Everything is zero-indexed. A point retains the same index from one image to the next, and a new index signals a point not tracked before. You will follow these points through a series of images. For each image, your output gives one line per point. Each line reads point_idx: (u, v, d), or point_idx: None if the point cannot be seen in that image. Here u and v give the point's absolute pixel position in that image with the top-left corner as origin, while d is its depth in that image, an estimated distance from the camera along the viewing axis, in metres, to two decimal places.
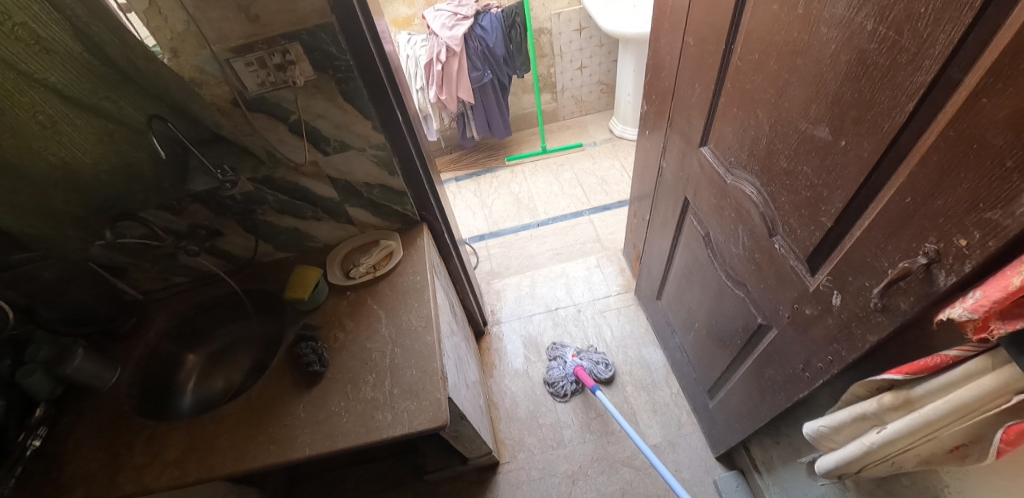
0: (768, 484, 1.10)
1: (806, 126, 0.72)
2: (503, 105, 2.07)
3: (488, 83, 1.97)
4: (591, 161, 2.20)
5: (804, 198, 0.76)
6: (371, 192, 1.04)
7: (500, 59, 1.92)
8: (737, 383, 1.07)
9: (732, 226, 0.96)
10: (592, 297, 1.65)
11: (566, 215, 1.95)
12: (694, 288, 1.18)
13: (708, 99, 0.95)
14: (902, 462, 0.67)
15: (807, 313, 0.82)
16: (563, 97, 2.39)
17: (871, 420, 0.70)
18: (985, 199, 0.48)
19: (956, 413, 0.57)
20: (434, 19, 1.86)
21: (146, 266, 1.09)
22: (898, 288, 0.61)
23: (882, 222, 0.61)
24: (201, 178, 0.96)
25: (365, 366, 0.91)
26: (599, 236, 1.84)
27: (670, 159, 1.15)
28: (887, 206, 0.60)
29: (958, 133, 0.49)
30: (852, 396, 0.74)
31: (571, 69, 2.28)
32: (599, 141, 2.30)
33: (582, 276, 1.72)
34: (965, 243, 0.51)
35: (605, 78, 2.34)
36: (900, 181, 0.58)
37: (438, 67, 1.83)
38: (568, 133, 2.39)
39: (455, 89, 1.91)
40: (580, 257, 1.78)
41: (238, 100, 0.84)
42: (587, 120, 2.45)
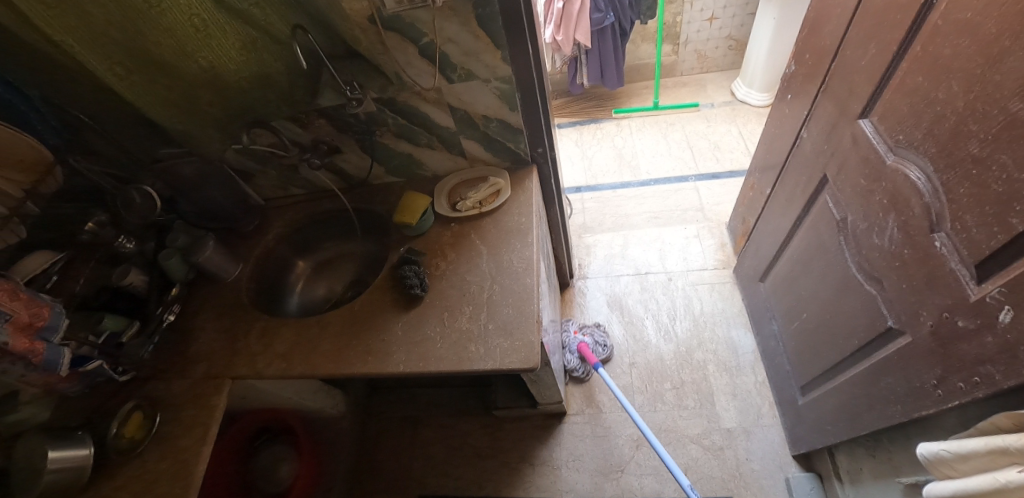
0: (849, 494, 1.05)
1: (1012, 106, 0.58)
2: (620, 53, 1.94)
3: (608, 27, 1.83)
4: (704, 123, 2.03)
5: (993, 193, 0.62)
6: (488, 126, 1.02)
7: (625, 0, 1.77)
8: (842, 383, 0.99)
9: (880, 213, 0.84)
10: (686, 268, 1.58)
11: (669, 179, 1.84)
12: (812, 276, 1.08)
13: (883, 62, 0.80)
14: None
15: (959, 326, 0.70)
16: (685, 50, 2.20)
17: (1012, 456, 0.60)
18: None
19: None
20: None
21: (272, 174, 1.17)
22: None
23: None
24: (330, 94, 0.97)
25: (464, 296, 0.93)
26: (702, 206, 1.73)
27: (815, 129, 1.02)
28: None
29: None
30: (991, 427, 0.65)
31: (699, 19, 2.08)
32: (717, 103, 2.11)
33: (678, 244, 1.64)
34: None
35: (736, 33, 2.11)
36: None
37: (557, 5, 1.76)
38: (683, 91, 2.21)
39: (573, 31, 1.81)
40: (679, 224, 1.69)
41: (375, 17, 0.82)
42: (706, 79, 2.25)
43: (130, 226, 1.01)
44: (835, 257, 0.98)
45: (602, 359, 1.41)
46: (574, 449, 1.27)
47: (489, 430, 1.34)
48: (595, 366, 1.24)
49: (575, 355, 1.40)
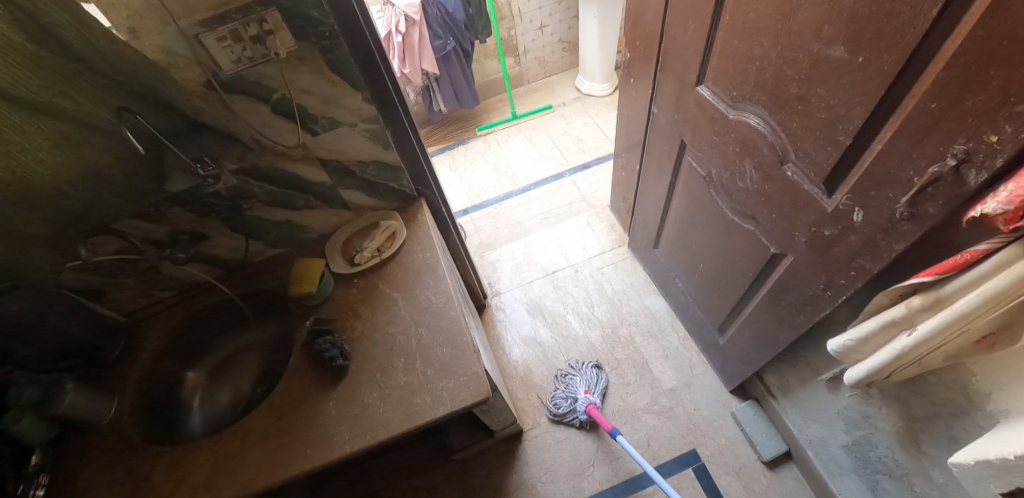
0: (786, 406, 1.18)
1: (816, 48, 0.71)
2: (468, 74, 2.00)
3: (452, 52, 1.89)
4: (563, 121, 2.18)
5: (819, 120, 0.75)
6: (365, 171, 0.97)
7: (461, 25, 1.83)
8: (750, 314, 1.11)
9: (738, 159, 0.96)
10: (588, 255, 1.66)
11: (547, 179, 1.93)
12: (698, 230, 1.19)
13: (703, 34, 0.92)
14: (931, 360, 0.73)
15: (827, 234, 0.82)
16: (526, 60, 2.34)
17: (899, 325, 0.74)
18: (1017, 93, 0.50)
19: (989, 302, 0.60)
20: None
21: (128, 282, 0.97)
22: (926, 195, 0.64)
23: (906, 133, 0.63)
24: (179, 179, 0.85)
25: (392, 351, 0.87)
26: (584, 196, 1.84)
27: (663, 103, 1.14)
28: (911, 116, 0.62)
29: (989, 32, 0.50)
30: (875, 307, 0.79)
31: (532, 29, 2.22)
32: (568, 101, 2.28)
33: (575, 236, 1.72)
34: (997, 139, 0.53)
35: (567, 36, 2.30)
36: (924, 88, 0.59)
37: (398, 39, 1.75)
38: (535, 96, 2.35)
39: (419, 62, 1.84)
40: (569, 218, 1.78)
41: (213, 82, 0.76)
42: (553, 82, 2.41)
43: None
44: (712, 207, 1.10)
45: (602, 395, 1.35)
46: (543, 462, 1.26)
47: (456, 477, 1.26)
48: (614, 433, 1.14)
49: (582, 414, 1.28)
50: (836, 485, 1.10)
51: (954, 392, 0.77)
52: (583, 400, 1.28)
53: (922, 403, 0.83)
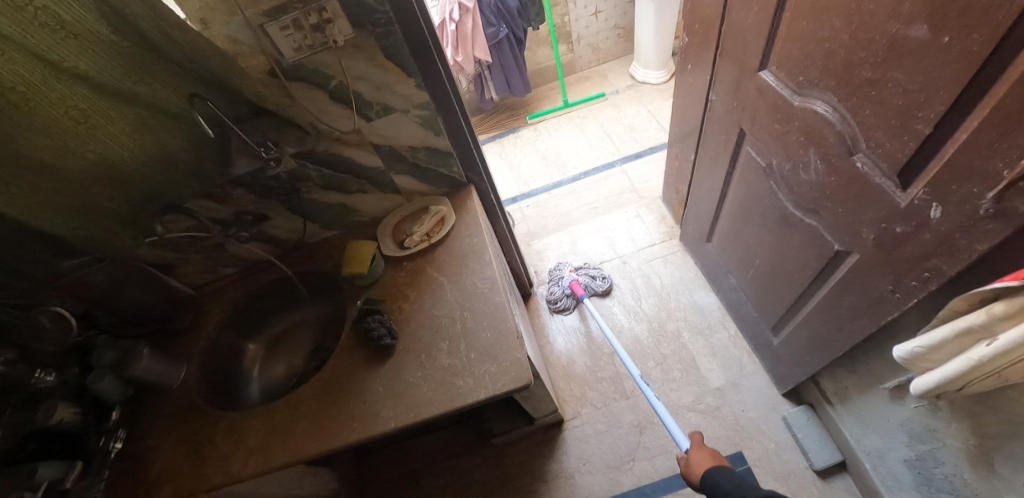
0: (842, 414, 1.11)
1: (894, 28, 0.65)
2: (519, 60, 1.99)
3: (504, 39, 1.88)
4: (615, 110, 2.12)
5: (894, 107, 0.70)
6: (416, 156, 0.99)
7: (513, 11, 1.83)
8: (809, 314, 1.04)
9: (801, 150, 0.90)
10: (636, 248, 1.62)
11: (597, 168, 1.90)
12: (753, 224, 1.14)
13: (768, 17, 0.86)
14: (1012, 373, 0.65)
15: (898, 232, 0.77)
16: (579, 46, 2.29)
17: (976, 333, 0.67)
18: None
19: None
20: None
21: (196, 259, 1.06)
22: (1016, 190, 0.57)
23: (995, 119, 0.56)
24: (244, 160, 0.92)
25: (436, 333, 0.89)
26: (635, 186, 1.79)
27: (721, 91, 1.08)
28: (1003, 104, 0.55)
29: None
30: (953, 311, 0.72)
31: (585, 15, 2.17)
32: (621, 89, 2.22)
33: (623, 227, 1.68)
34: None
35: (621, 21, 2.23)
36: (1020, 71, 0.52)
37: (451, 27, 1.76)
38: (587, 84, 2.30)
39: (471, 49, 1.84)
40: (618, 209, 1.74)
41: (276, 69, 0.80)
42: (605, 69, 2.35)
43: (44, 355, 0.88)
44: (768, 201, 1.04)
45: (601, 292, 1.53)
46: (581, 452, 1.25)
47: (492, 461, 1.29)
48: (582, 296, 1.41)
49: (567, 293, 1.52)
50: None
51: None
52: (567, 278, 1.52)
53: (996, 420, 0.76)
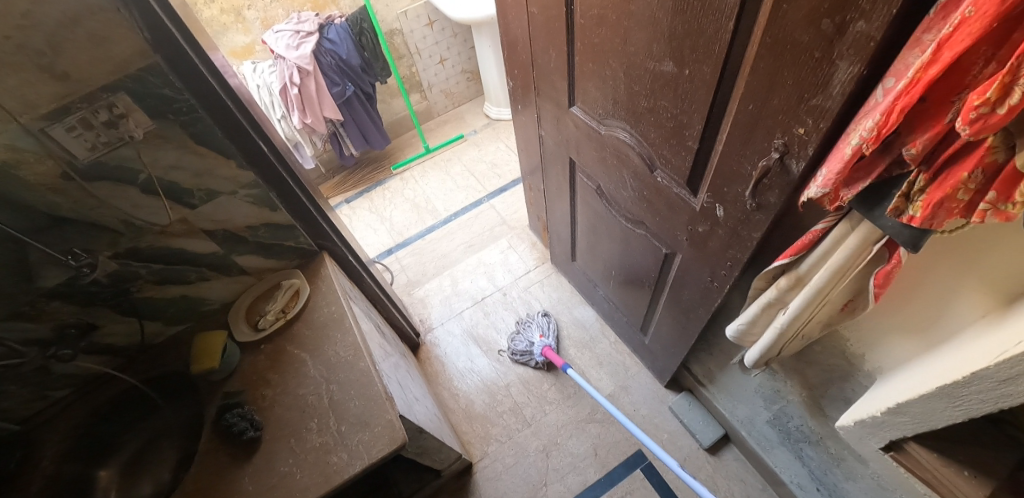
0: (714, 392, 1.23)
1: (651, 65, 0.75)
2: (373, 115, 2.04)
3: (352, 97, 1.92)
4: (477, 149, 2.23)
5: (668, 128, 0.79)
6: (257, 235, 0.96)
7: (357, 69, 1.88)
8: (663, 312, 1.16)
9: (617, 171, 1.00)
10: (515, 277, 1.69)
11: (466, 207, 1.96)
12: (602, 238, 1.25)
13: (564, 60, 0.95)
14: (810, 333, 0.78)
15: (701, 231, 0.88)
16: (432, 93, 2.40)
17: (776, 305, 0.78)
18: (808, 90, 0.56)
19: (836, 275, 0.65)
20: (276, 42, 1.77)
21: (14, 388, 0.87)
22: (764, 186, 0.68)
23: (737, 132, 0.68)
24: (52, 270, 0.81)
25: (304, 413, 0.85)
26: (504, 219, 1.88)
27: (548, 126, 1.18)
28: (737, 118, 0.67)
29: (774, 39, 0.56)
30: (755, 290, 0.82)
31: (432, 64, 2.29)
32: (478, 128, 2.34)
33: (499, 260, 1.75)
34: (803, 131, 0.59)
35: (468, 66, 2.39)
36: (741, 91, 0.64)
37: (294, 91, 1.76)
38: (447, 128, 2.39)
39: (319, 111, 1.84)
40: (492, 243, 1.81)
41: (70, 172, 0.73)
42: (462, 111, 2.47)
43: None
44: (607, 216, 1.15)
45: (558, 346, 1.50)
46: (495, 491, 1.26)
47: None
48: (566, 367, 1.31)
49: (538, 356, 1.43)
50: (771, 459, 1.14)
51: (835, 356, 0.82)
52: (538, 344, 1.43)
53: (816, 372, 0.87)
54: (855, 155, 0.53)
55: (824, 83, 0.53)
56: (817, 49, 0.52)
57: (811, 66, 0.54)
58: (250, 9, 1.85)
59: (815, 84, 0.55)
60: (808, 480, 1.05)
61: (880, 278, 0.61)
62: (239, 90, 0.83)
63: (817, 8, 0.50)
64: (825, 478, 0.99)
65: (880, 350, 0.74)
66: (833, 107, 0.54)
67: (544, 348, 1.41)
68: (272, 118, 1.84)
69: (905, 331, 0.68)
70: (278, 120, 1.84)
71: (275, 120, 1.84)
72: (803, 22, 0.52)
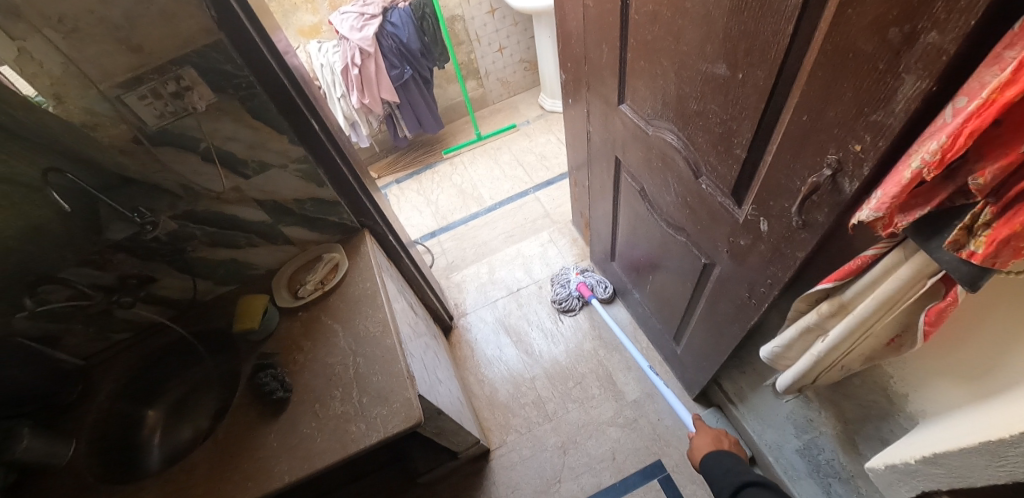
0: (744, 412, 1.17)
1: (704, 66, 0.72)
2: (429, 99, 2.07)
3: (409, 80, 1.96)
4: (528, 140, 2.22)
5: (716, 134, 0.76)
6: (303, 208, 1.01)
7: (416, 53, 1.91)
8: (697, 323, 1.11)
9: (660, 174, 0.97)
10: (550, 272, 1.68)
11: (511, 197, 1.97)
12: (641, 241, 1.21)
13: (616, 56, 0.93)
14: (852, 364, 0.73)
15: (742, 244, 0.83)
16: (488, 81, 2.41)
17: (815, 330, 0.74)
18: (869, 103, 0.51)
19: (883, 306, 0.61)
20: (342, 23, 1.85)
21: (81, 328, 0.97)
22: (812, 203, 0.64)
23: (787, 143, 0.64)
24: (118, 226, 0.89)
25: (330, 381, 0.89)
26: (547, 212, 1.87)
27: (595, 122, 1.16)
28: (789, 128, 0.63)
29: (834, 46, 0.52)
30: (795, 312, 0.78)
31: (490, 52, 2.30)
32: (532, 119, 2.33)
33: (538, 253, 1.75)
34: (860, 148, 0.54)
35: (525, 56, 2.37)
36: (795, 101, 0.60)
37: (355, 71, 1.82)
38: (500, 116, 2.40)
39: (377, 92, 1.90)
40: (532, 235, 1.81)
41: (139, 136, 0.80)
42: (516, 101, 2.47)
43: None
44: (648, 219, 1.12)
45: (605, 298, 1.57)
46: (509, 480, 1.27)
47: None
48: (590, 298, 1.50)
49: (574, 295, 1.57)
50: (797, 489, 1.07)
51: (880, 392, 0.76)
52: (574, 281, 1.58)
53: (856, 405, 0.81)
54: (914, 180, 0.48)
55: (886, 97, 0.49)
56: (882, 61, 0.48)
57: (874, 78, 0.50)
58: None
59: (877, 99, 0.50)
60: None
61: (930, 316, 0.56)
62: (296, 69, 0.87)
63: (885, 15, 0.45)
64: None
65: (927, 392, 0.68)
66: (894, 124, 0.49)
67: (578, 284, 1.56)
68: (333, 97, 1.90)
69: (957, 376, 0.62)
70: (338, 99, 1.89)
71: (336, 98, 1.89)
72: (868, 30, 0.48)
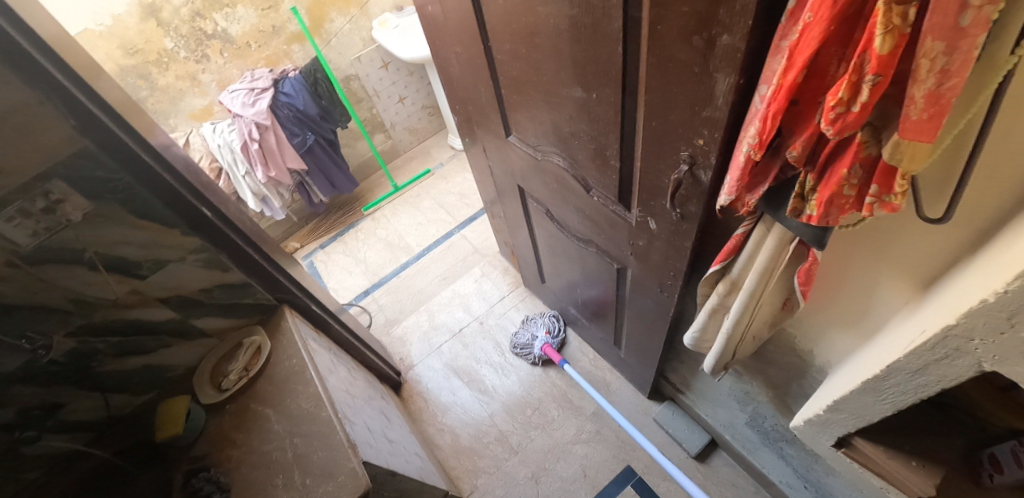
0: (693, 399, 1.21)
1: (564, 92, 0.77)
2: (337, 160, 2.10)
3: (313, 145, 1.99)
4: (445, 181, 2.27)
5: (592, 150, 0.81)
6: (212, 296, 0.98)
7: (315, 117, 1.94)
8: (629, 325, 1.15)
9: (559, 194, 1.02)
10: (489, 305, 1.70)
11: (438, 240, 1.99)
12: (562, 259, 1.25)
13: (493, 94, 0.97)
14: (762, 333, 0.77)
15: (641, 245, 0.88)
16: (396, 132, 2.46)
17: (720, 310, 0.78)
18: (698, 103, 0.57)
19: (764, 276, 0.66)
20: (233, 101, 1.85)
21: None
22: (682, 197, 0.69)
23: (648, 148, 0.69)
24: (8, 357, 0.80)
25: (269, 469, 0.85)
26: (476, 247, 1.90)
27: (493, 157, 1.19)
28: (645, 135, 0.68)
29: (658, 58, 0.58)
30: (701, 297, 0.82)
31: (392, 104, 2.36)
32: (445, 160, 2.39)
33: (473, 289, 1.76)
34: (703, 142, 0.60)
35: (427, 102, 2.46)
36: (642, 110, 0.66)
37: (254, 146, 1.80)
38: (415, 163, 2.45)
39: (282, 162, 1.90)
40: (465, 273, 1.82)
41: (15, 260, 0.75)
42: (428, 146, 2.54)
43: None
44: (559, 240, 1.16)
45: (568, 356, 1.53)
46: None
47: None
48: (561, 362, 1.41)
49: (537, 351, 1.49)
50: (758, 461, 1.09)
51: (790, 354, 0.81)
52: (539, 339, 1.49)
53: (777, 372, 0.86)
54: (749, 161, 0.54)
55: (709, 95, 0.55)
56: (696, 65, 0.54)
57: (694, 81, 0.56)
58: (204, 72, 1.93)
59: (701, 97, 0.56)
60: (797, 481, 1.01)
61: (803, 276, 0.62)
62: (182, 160, 0.86)
63: (686, 27, 0.52)
64: (811, 476, 0.95)
65: (825, 346, 0.74)
66: (722, 116, 0.55)
67: (544, 345, 1.47)
68: (237, 176, 1.86)
69: (843, 323, 0.69)
70: (243, 176, 1.86)
71: (240, 177, 1.86)
72: (678, 41, 0.54)
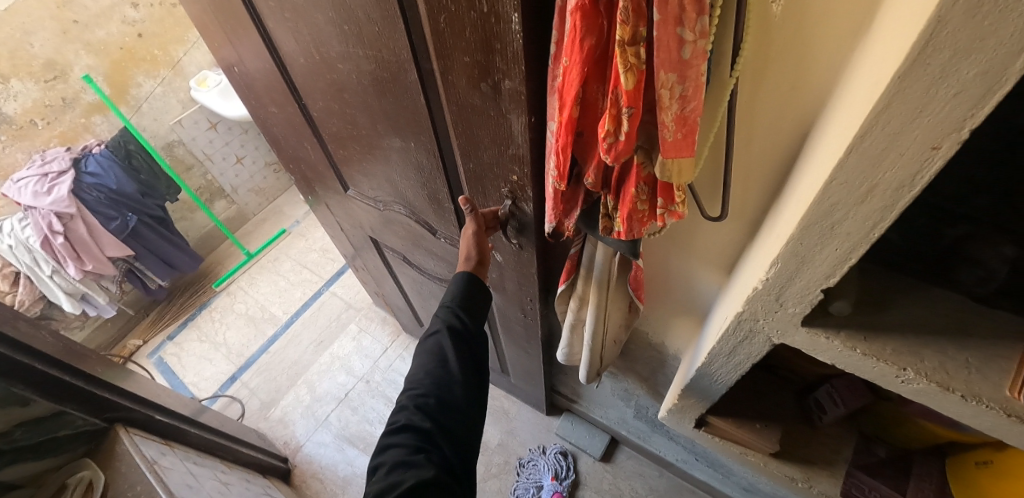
0: (585, 404, 1.26)
1: (386, 143, 0.75)
2: (173, 237, 1.90)
3: (139, 225, 1.77)
4: (305, 239, 2.15)
5: (427, 195, 0.80)
6: (14, 437, 0.78)
7: (135, 196, 1.76)
8: (507, 352, 1.17)
9: (410, 240, 1.00)
10: (373, 361, 1.63)
11: (307, 303, 1.87)
12: (431, 301, 1.24)
13: (320, 150, 0.92)
14: (619, 337, 0.82)
15: (495, 277, 0.89)
16: (239, 195, 2.29)
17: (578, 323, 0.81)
18: (501, 143, 0.59)
19: (602, 288, 0.70)
20: (20, 191, 1.58)
21: None
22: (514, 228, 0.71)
23: (474, 188, 0.70)
24: None
25: None
26: (349, 303, 1.82)
27: (339, 212, 1.14)
28: (468, 175, 0.69)
29: (457, 106, 0.59)
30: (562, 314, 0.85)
31: (229, 165, 2.20)
32: (300, 218, 2.27)
33: (352, 348, 1.67)
34: (517, 177, 0.62)
35: (270, 158, 2.33)
36: (459, 153, 0.66)
37: (59, 240, 1.56)
38: (268, 226, 2.30)
39: (100, 253, 1.67)
40: (341, 333, 1.73)
41: None
42: (279, 205, 2.41)
43: None
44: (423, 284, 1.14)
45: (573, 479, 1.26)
46: None
47: None
48: None
49: None
50: (656, 446, 1.16)
51: (648, 349, 0.87)
52: (545, 490, 1.23)
53: (644, 366, 0.92)
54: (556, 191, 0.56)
55: (509, 136, 0.57)
56: (490, 109, 0.56)
57: (493, 123, 0.57)
58: None
59: (502, 138, 0.58)
60: (688, 456, 1.08)
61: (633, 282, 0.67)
62: None
63: (472, 75, 0.53)
64: (696, 449, 1.02)
65: (671, 333, 0.81)
66: (524, 153, 0.57)
67: (552, 496, 1.21)
68: (42, 276, 1.62)
69: (679, 311, 0.76)
70: (50, 276, 1.62)
71: (47, 277, 1.62)
72: (469, 89, 0.55)
